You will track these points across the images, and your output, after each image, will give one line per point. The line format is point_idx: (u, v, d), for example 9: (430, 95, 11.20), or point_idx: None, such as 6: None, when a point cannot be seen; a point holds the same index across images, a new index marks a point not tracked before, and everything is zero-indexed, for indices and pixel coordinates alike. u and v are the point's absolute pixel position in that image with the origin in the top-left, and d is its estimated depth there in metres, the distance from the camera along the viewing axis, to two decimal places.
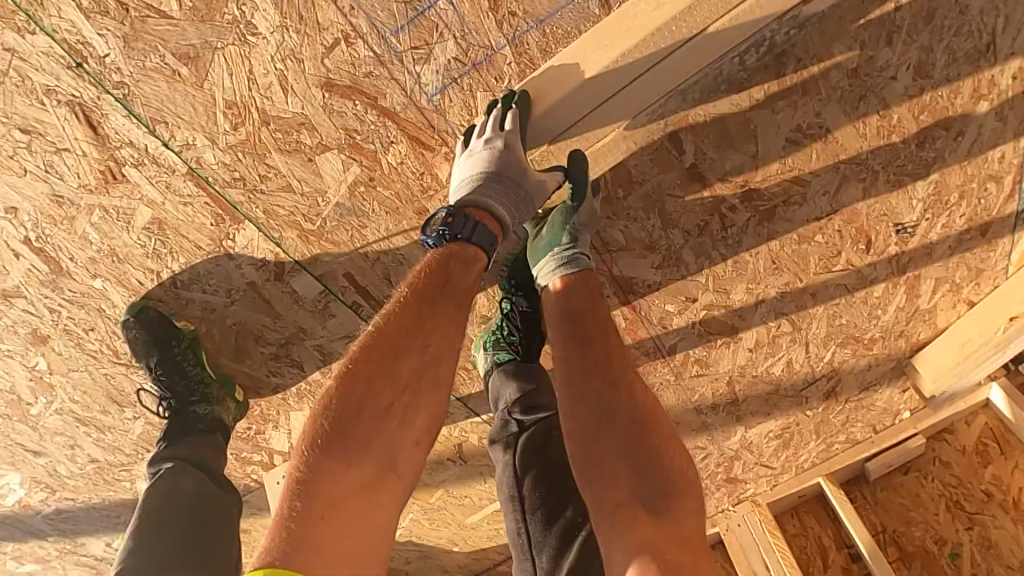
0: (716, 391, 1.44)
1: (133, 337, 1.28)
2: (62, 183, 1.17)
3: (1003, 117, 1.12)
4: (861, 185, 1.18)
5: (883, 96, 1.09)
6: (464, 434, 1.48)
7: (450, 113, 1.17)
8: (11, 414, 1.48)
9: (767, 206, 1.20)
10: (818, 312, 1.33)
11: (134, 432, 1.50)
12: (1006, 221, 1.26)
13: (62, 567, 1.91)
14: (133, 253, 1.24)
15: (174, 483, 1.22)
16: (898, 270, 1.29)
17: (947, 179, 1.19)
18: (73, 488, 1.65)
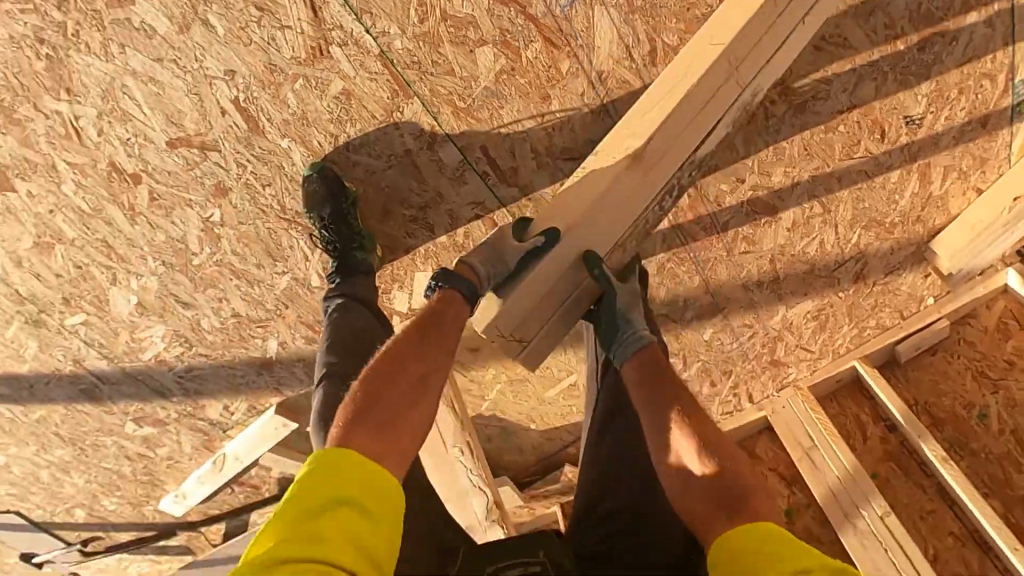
0: (761, 268, 1.85)
1: (312, 190, 1.57)
2: (278, 54, 1.50)
3: (991, 25, 1.52)
4: (874, 84, 1.56)
5: (889, 11, 1.47)
6: None
7: (576, 22, 1.47)
8: (175, 263, 1.77)
9: (799, 100, 1.56)
10: (844, 196, 1.75)
11: (279, 287, 1.79)
12: (1003, 114, 1.68)
13: (176, 431, 2.21)
14: (321, 118, 1.56)
15: (346, 317, 1.56)
16: (911, 157, 1.72)
17: (947, 79, 1.59)
18: (209, 343, 1.93)
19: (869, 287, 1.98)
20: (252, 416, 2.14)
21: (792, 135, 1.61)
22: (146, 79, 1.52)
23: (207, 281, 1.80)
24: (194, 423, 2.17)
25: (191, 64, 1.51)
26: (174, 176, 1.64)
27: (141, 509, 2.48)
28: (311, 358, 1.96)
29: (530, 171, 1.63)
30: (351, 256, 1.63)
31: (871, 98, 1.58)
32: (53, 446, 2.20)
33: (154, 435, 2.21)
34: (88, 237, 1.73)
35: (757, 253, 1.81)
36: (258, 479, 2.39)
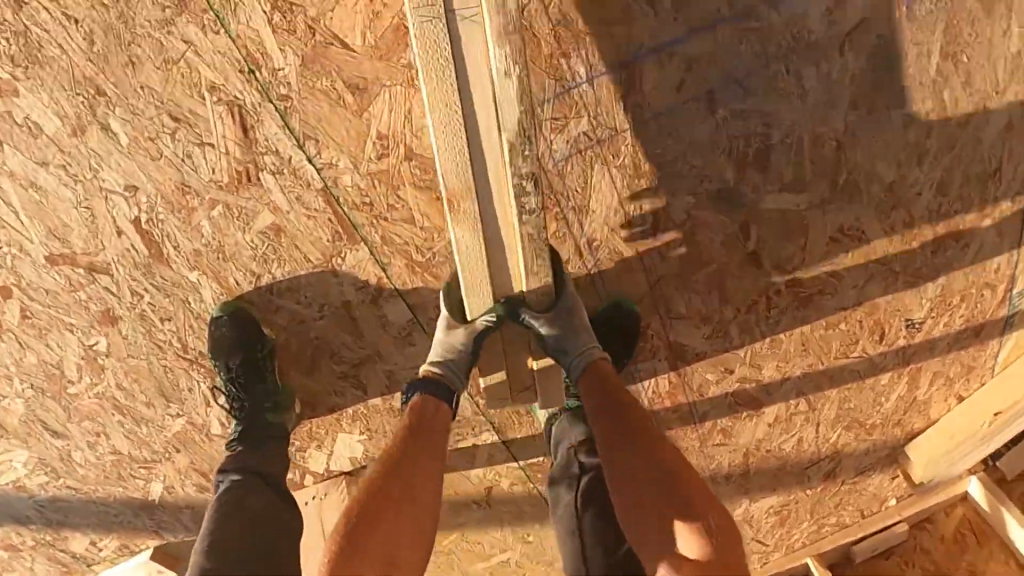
0: (731, 461, 1.58)
1: (219, 336, 1.29)
2: (194, 174, 1.23)
3: (1001, 233, 1.33)
4: (883, 283, 1.35)
5: (910, 209, 1.27)
6: (496, 479, 1.51)
7: (569, 179, 1.19)
8: (47, 389, 1.46)
9: (805, 293, 1.33)
10: (832, 395, 1.49)
11: (171, 429, 1.48)
12: (997, 324, 1.46)
13: (29, 564, 1.83)
14: (241, 253, 1.28)
15: (245, 496, 1.20)
16: (904, 360, 1.46)
17: (952, 284, 1.37)
18: (80, 477, 1.60)
19: (839, 485, 1.67)
20: (122, 555, 1.78)
21: (791, 328, 1.37)
22: (28, 183, 1.24)
23: (84, 413, 1.49)
24: (51, 554, 1.80)
25: (83, 172, 1.23)
26: (53, 296, 1.34)
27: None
28: (202, 507, 1.63)
29: None
30: (259, 419, 1.33)
31: (878, 296, 1.36)
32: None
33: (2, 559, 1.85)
34: None
35: (730, 446, 1.55)
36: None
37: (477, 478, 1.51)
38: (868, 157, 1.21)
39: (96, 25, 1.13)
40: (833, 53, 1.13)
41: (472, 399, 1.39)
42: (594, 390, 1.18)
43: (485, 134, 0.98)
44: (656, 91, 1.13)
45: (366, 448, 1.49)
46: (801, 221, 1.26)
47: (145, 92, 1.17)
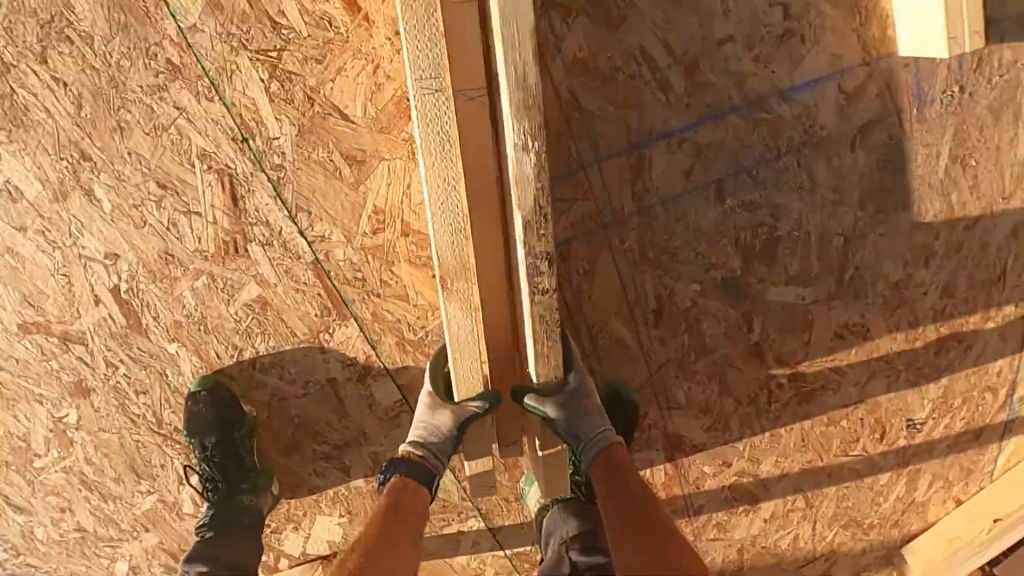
0: (725, 556, 1.42)
1: (196, 413, 1.23)
2: (179, 244, 1.18)
3: (1004, 337, 1.26)
4: (886, 380, 1.27)
5: (915, 309, 1.22)
6: (478, 566, 1.39)
7: (572, 262, 1.15)
8: (13, 461, 1.38)
9: (808, 387, 1.27)
10: (830, 491, 1.36)
11: (140, 507, 1.40)
12: (996, 429, 1.33)
13: None
14: (223, 326, 1.22)
15: None
16: (904, 461, 1.35)
17: (953, 385, 1.28)
18: (41, 554, 1.50)
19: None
20: None
21: (791, 424, 1.30)
22: (4, 247, 1.19)
23: (49, 488, 1.40)
24: None
25: (64, 240, 1.18)
26: (24, 365, 1.27)
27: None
28: None
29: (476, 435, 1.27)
30: (232, 502, 1.24)
31: (881, 394, 1.28)
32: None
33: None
34: None
35: (725, 543, 1.40)
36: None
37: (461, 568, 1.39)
38: (874, 258, 1.18)
39: (85, 89, 1.10)
40: (842, 149, 1.12)
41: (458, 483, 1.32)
42: (616, 478, 1.08)
43: (480, 192, 0.95)
44: (665, 176, 1.11)
45: (347, 531, 1.38)
46: (805, 314, 1.21)
47: (133, 160, 1.14)
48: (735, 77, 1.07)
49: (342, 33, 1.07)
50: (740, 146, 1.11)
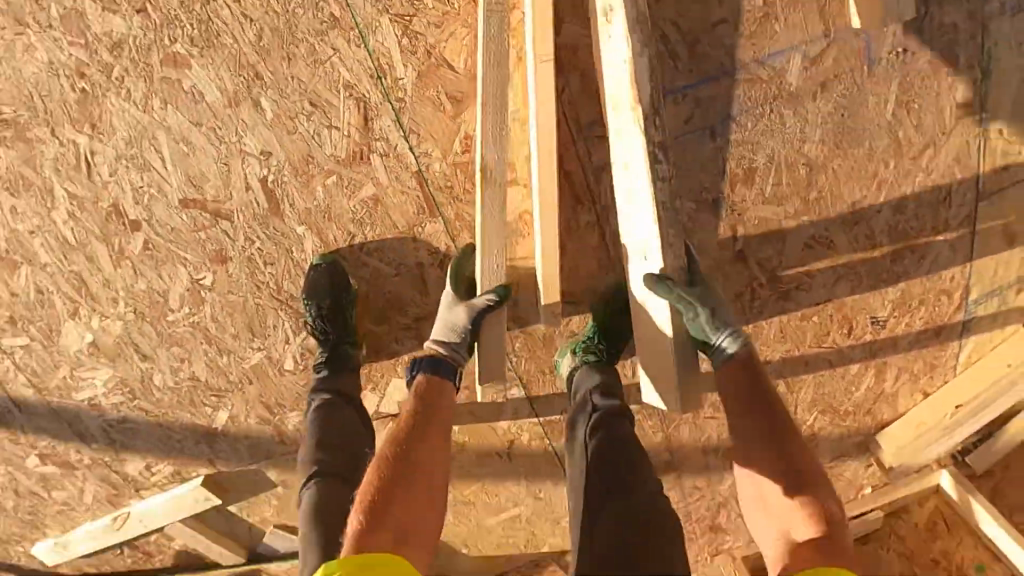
0: (720, 436, 1.82)
1: (315, 279, 1.58)
2: (320, 149, 1.54)
3: (952, 249, 1.63)
4: (851, 285, 1.65)
5: (871, 225, 1.61)
6: (518, 432, 1.81)
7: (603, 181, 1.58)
8: (147, 315, 1.73)
9: (786, 287, 1.65)
10: (807, 379, 1.72)
11: (249, 361, 1.75)
12: (955, 329, 1.69)
13: (82, 479, 2.08)
14: (344, 215, 1.58)
15: (334, 413, 1.53)
16: (872, 354, 1.70)
17: (910, 289, 1.65)
18: (155, 400, 1.85)
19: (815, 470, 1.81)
20: (171, 482, 2.01)
21: (773, 317, 1.67)
22: (179, 137, 1.54)
23: (175, 339, 1.75)
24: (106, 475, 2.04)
25: (229, 136, 1.54)
26: (177, 233, 1.62)
27: (6, 546, 2.26)
28: (254, 438, 1.88)
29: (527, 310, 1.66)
30: (342, 349, 1.60)
31: (846, 296, 1.65)
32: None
33: (55, 476, 2.08)
34: (63, 266, 1.71)
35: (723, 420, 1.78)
36: (153, 548, 2.22)
37: (503, 430, 1.81)
38: (834, 182, 1.59)
39: (264, 23, 1.48)
40: (806, 101, 1.55)
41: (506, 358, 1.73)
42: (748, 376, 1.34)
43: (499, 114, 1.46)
44: (671, 121, 1.55)
45: None
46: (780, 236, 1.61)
47: (291, 79, 1.50)
48: (727, 47, 1.52)
49: (457, 7, 1.47)
50: (732, 94, 1.54)
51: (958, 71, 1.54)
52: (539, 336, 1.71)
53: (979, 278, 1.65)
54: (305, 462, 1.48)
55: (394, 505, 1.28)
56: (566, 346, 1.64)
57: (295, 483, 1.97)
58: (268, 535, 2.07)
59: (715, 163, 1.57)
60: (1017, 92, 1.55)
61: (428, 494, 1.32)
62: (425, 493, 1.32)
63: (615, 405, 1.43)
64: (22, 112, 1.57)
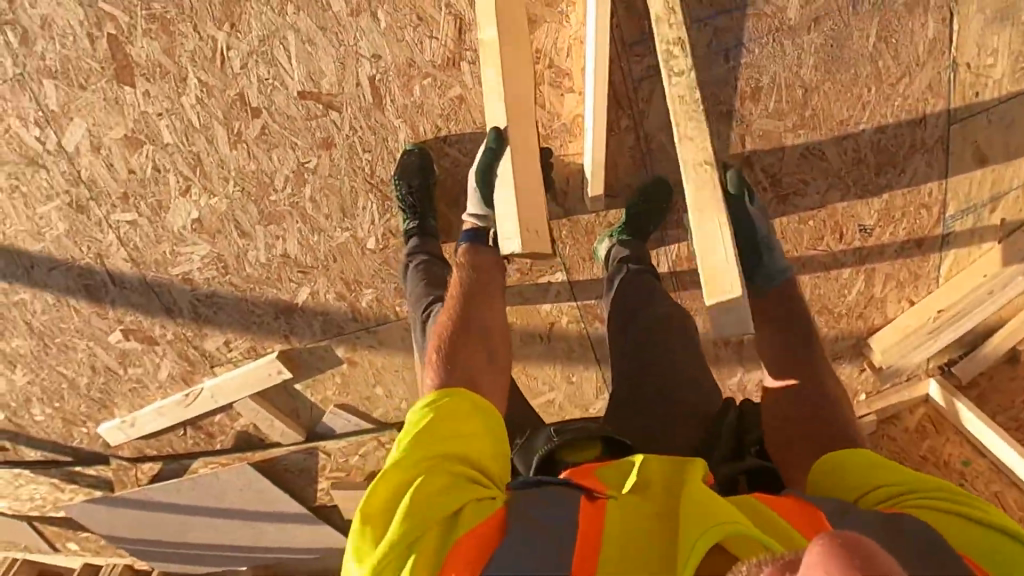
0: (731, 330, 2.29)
1: (407, 162, 1.92)
2: (420, 54, 1.88)
3: (930, 166, 2.07)
4: (840, 193, 2.10)
5: (858, 140, 2.05)
6: (558, 315, 2.19)
7: (642, 94, 1.96)
8: (251, 194, 2.03)
9: (784, 194, 2.10)
10: (806, 281, 2.22)
11: (335, 240, 2.06)
12: (936, 241, 2.17)
13: (160, 355, 2.32)
14: (434, 110, 1.92)
15: (431, 267, 1.89)
16: (861, 260, 2.19)
17: (893, 201, 2.11)
18: (244, 277, 2.14)
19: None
20: (246, 359, 2.30)
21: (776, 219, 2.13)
22: (306, 38, 1.87)
23: (273, 217, 2.05)
24: (187, 350, 2.31)
25: (346, 41, 1.87)
26: (292, 121, 1.94)
27: (71, 429, 2.45)
28: (330, 317, 2.18)
29: (576, 201, 2.05)
30: (427, 223, 1.95)
31: (836, 203, 2.11)
32: (11, 334, 2.30)
33: (135, 352, 2.32)
34: (183, 147, 2.01)
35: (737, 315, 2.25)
36: (216, 430, 2.46)
37: (545, 314, 2.19)
38: (827, 102, 2.01)
39: None
40: (802, 34, 1.96)
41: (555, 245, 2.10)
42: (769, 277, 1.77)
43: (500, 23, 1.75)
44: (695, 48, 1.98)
45: None
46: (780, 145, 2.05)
47: None
48: None
49: None
50: (745, 23, 1.95)
51: (930, 14, 1.94)
52: (582, 225, 2.08)
53: (956, 195, 2.11)
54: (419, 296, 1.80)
55: (462, 342, 1.51)
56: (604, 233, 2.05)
57: (361, 359, 2.25)
58: (330, 413, 2.34)
59: (731, 79, 2.00)
60: (980, 32, 1.95)
61: (489, 346, 1.53)
62: (486, 340, 1.54)
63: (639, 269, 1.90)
64: (170, 10, 1.88)
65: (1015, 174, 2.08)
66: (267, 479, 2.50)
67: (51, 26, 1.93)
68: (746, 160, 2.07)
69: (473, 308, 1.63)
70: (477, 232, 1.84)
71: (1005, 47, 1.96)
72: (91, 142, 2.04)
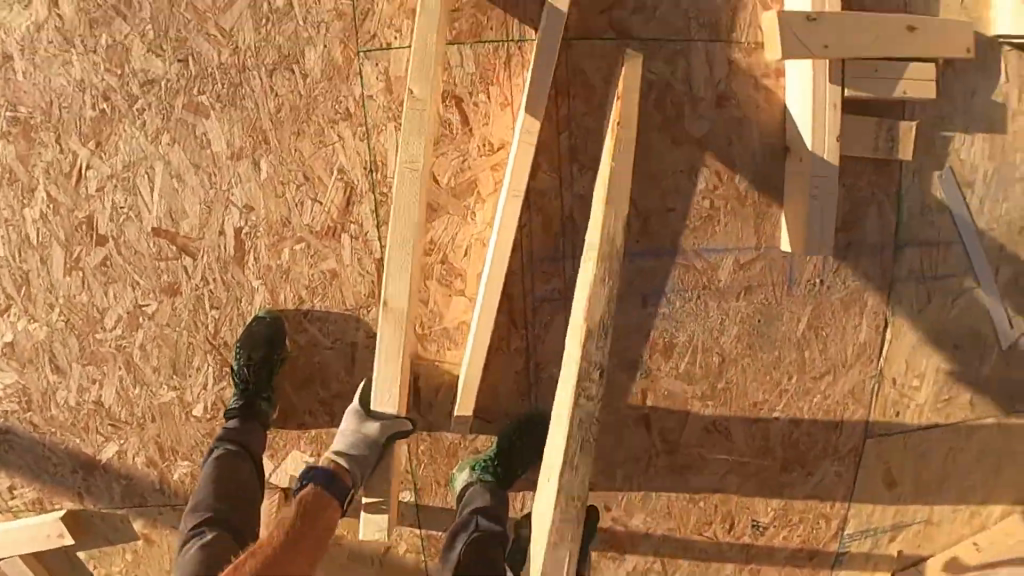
0: None
1: (255, 329, 1.66)
2: (298, 218, 1.69)
3: (838, 471, 1.86)
4: (739, 479, 1.86)
5: (768, 425, 1.84)
6: (394, 541, 1.82)
7: (539, 314, 1.77)
8: (75, 327, 1.76)
9: (680, 466, 1.85)
10: (682, 564, 1.90)
11: (157, 399, 1.77)
12: (828, 556, 1.91)
13: None
14: (300, 280, 1.71)
15: (235, 465, 1.54)
16: (747, 558, 1.90)
17: (792, 504, 1.87)
18: (47, 418, 1.83)
19: None
20: (28, 510, 1.90)
21: (663, 492, 1.85)
22: (174, 172, 1.68)
23: (94, 358, 1.77)
24: None
25: (218, 184, 1.68)
26: (139, 258, 1.71)
27: None
28: (133, 484, 1.83)
29: (441, 416, 1.77)
30: (256, 402, 1.66)
31: (732, 489, 1.86)
32: None
33: None
34: (12, 264, 1.76)
35: None
36: None
37: (381, 534, 1.82)
38: (742, 379, 1.82)
39: (287, 101, 1.67)
40: (729, 299, 1.80)
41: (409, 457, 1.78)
42: None
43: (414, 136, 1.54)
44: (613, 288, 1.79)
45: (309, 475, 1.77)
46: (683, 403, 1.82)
47: (297, 153, 1.68)
48: (674, 234, 1.78)
49: (454, 132, 1.74)
50: (670, 270, 1.78)
51: (865, 316, 1.81)
52: (443, 445, 1.78)
53: (857, 511, 1.88)
54: (196, 506, 1.48)
55: None
56: (467, 462, 1.73)
57: (160, 540, 1.87)
58: None
59: (644, 325, 1.79)
60: (910, 350, 1.83)
61: None
62: None
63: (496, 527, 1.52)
64: (34, 116, 1.70)
65: (919, 507, 1.89)
66: None
67: None
68: (644, 416, 1.83)
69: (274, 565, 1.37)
70: (336, 472, 1.55)
71: (932, 373, 1.84)
72: None
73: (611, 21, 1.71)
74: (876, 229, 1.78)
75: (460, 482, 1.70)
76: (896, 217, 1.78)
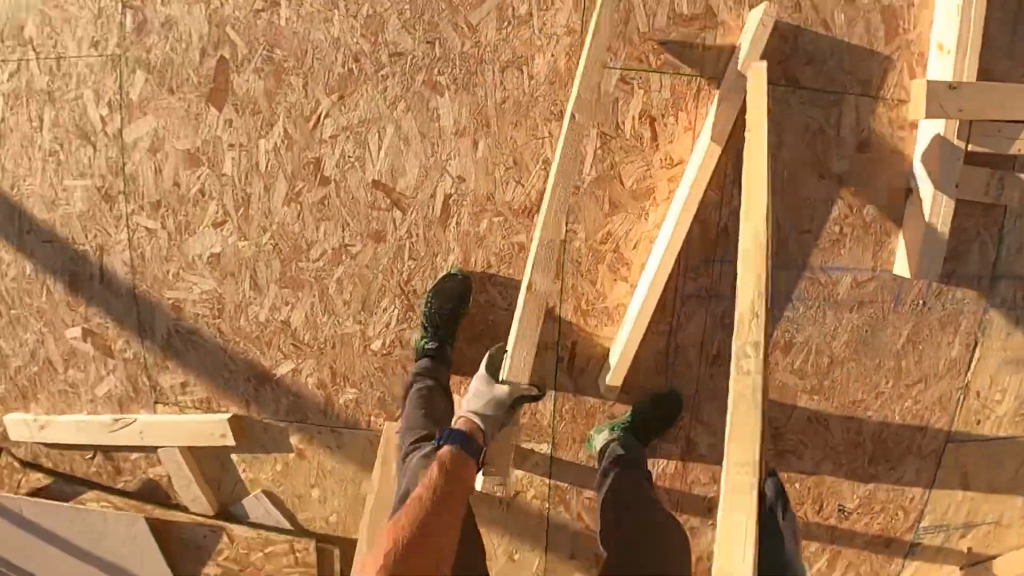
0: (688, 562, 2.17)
1: (446, 284, 1.89)
2: (501, 193, 1.90)
3: (919, 470, 2.10)
4: (831, 465, 2.10)
5: (862, 421, 2.07)
6: (527, 485, 2.07)
7: (686, 305, 1.98)
8: (281, 252, 1.97)
9: (781, 449, 2.10)
10: None
11: (342, 329, 1.98)
12: (903, 544, 2.15)
13: (112, 368, 2.27)
14: (492, 248, 1.93)
15: (433, 399, 1.82)
16: (831, 539, 2.15)
17: (875, 493, 2.12)
18: (234, 329, 2.06)
19: None
20: (194, 408, 2.19)
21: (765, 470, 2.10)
22: (403, 137, 1.90)
23: (292, 282, 1.98)
24: (138, 375, 2.24)
25: (439, 154, 1.90)
26: (355, 203, 1.93)
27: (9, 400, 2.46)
28: (301, 401, 2.06)
29: (589, 381, 2.00)
30: (444, 347, 1.91)
31: (825, 474, 2.11)
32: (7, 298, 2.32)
33: (85, 354, 2.28)
34: (238, 182, 1.97)
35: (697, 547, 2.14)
36: (126, 467, 2.39)
37: (516, 479, 2.07)
38: (847, 379, 2.05)
39: (512, 95, 1.89)
40: (845, 309, 2.02)
41: (554, 414, 2.02)
42: None
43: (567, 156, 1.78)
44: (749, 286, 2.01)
45: None
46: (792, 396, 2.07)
47: (513, 142, 1.90)
48: (807, 251, 2.01)
49: (643, 144, 1.94)
50: (799, 281, 2.01)
51: (959, 335, 2.03)
52: (584, 407, 2.01)
53: (934, 507, 2.12)
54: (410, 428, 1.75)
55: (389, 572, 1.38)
56: (604, 425, 1.96)
57: (312, 455, 2.10)
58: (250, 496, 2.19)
59: (771, 324, 2.03)
60: (995, 368, 2.05)
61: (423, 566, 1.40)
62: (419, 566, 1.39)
63: (636, 464, 1.74)
64: (289, 61, 1.92)
65: (990, 511, 2.13)
66: (154, 542, 2.36)
67: (171, 29, 1.98)
68: None
69: (425, 520, 1.47)
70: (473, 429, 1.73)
71: (1014, 390, 2.07)
72: (152, 142, 2.02)
73: (785, 71, 1.93)
74: (979, 260, 2.00)
75: (597, 442, 1.93)
76: (998, 253, 1.99)
